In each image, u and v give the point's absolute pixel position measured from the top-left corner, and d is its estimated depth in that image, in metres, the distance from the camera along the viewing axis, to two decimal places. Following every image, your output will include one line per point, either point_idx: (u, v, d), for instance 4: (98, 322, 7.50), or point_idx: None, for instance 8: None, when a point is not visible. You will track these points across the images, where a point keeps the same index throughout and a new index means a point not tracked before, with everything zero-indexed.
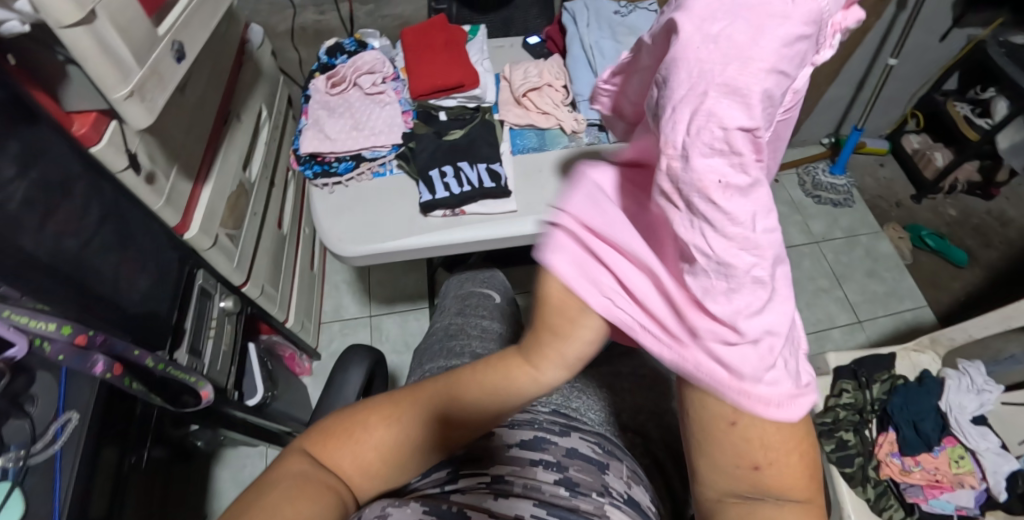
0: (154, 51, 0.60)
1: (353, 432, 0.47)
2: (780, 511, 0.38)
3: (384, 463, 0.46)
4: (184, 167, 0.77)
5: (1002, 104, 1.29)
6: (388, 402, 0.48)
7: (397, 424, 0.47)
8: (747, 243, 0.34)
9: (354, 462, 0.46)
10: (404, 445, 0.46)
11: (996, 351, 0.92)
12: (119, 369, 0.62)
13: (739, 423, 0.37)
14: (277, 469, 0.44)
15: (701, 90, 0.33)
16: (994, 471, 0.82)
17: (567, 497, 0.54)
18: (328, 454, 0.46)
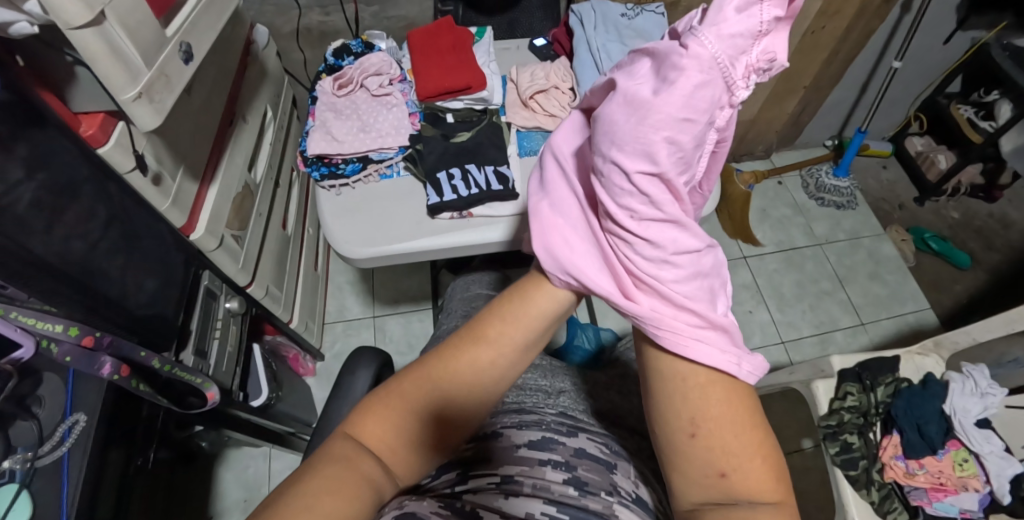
0: (162, 52, 0.60)
1: (376, 412, 0.49)
2: (754, 511, 0.47)
3: (409, 434, 0.49)
4: (190, 169, 0.77)
5: (1006, 106, 1.29)
6: (400, 378, 0.51)
7: (412, 397, 0.50)
8: (669, 261, 0.47)
9: (382, 438, 0.49)
10: (421, 414, 0.50)
11: (999, 355, 0.91)
12: (127, 371, 0.63)
13: (698, 434, 0.47)
14: (315, 458, 0.47)
15: (615, 150, 0.45)
16: (998, 474, 0.82)
17: (576, 498, 0.54)
18: (359, 434, 0.49)
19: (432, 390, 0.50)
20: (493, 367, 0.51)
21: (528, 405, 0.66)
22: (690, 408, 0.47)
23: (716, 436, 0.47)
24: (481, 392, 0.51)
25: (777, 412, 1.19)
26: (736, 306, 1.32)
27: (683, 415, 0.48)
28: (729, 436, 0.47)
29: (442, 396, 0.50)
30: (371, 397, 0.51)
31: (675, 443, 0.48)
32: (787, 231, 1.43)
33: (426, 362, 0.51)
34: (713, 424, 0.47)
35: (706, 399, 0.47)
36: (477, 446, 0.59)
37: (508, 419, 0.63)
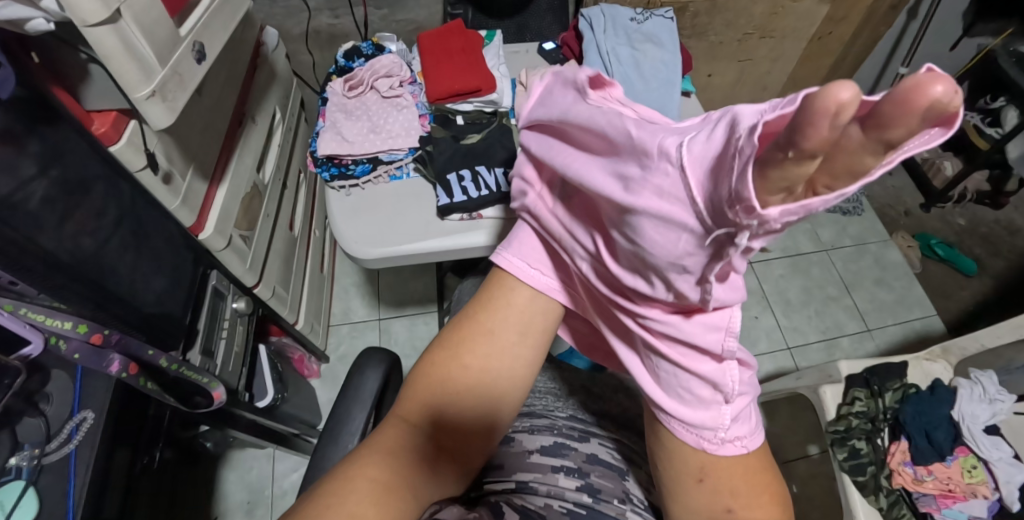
0: (176, 51, 0.60)
1: (416, 393, 0.53)
2: None
3: (449, 417, 0.53)
4: (200, 168, 0.77)
5: (1013, 112, 1.29)
6: (430, 361, 0.55)
7: (444, 377, 0.53)
8: (681, 350, 0.45)
9: (424, 419, 0.52)
10: (452, 394, 0.53)
11: (1006, 361, 0.88)
12: (134, 369, 0.63)
13: (705, 480, 0.48)
14: (364, 453, 0.50)
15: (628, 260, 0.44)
16: (1006, 481, 0.81)
17: (591, 504, 0.54)
18: (406, 417, 0.52)
19: (460, 372, 0.54)
20: (518, 348, 0.56)
21: (538, 409, 0.66)
22: (696, 455, 0.48)
23: (721, 480, 0.48)
24: (503, 383, 0.54)
25: (783, 418, 1.18)
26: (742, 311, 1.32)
27: (686, 466, 0.49)
28: (738, 481, 0.48)
29: (469, 375, 0.53)
30: (406, 385, 0.55)
31: (679, 484, 0.50)
32: (793, 238, 1.43)
33: (450, 345, 0.55)
34: (719, 471, 0.48)
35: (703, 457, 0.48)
36: (491, 453, 0.59)
37: (519, 424, 0.63)
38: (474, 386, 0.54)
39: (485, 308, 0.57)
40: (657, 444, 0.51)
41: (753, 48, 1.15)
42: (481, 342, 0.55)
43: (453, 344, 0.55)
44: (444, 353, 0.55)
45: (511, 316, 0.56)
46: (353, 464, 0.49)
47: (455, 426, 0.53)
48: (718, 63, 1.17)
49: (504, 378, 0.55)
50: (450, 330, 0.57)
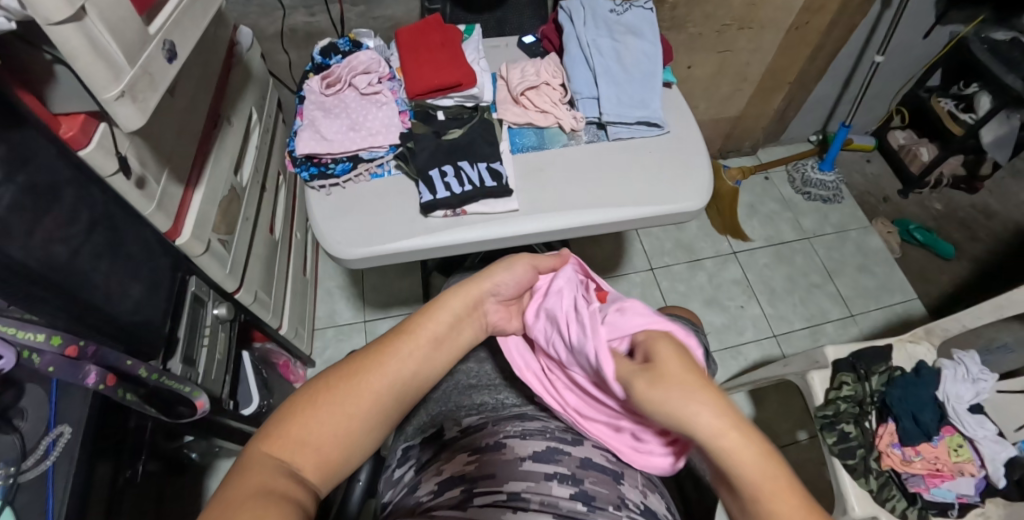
0: (145, 50, 0.58)
1: (297, 417, 0.42)
2: None
3: (344, 455, 0.43)
4: (175, 172, 0.75)
5: (985, 98, 1.34)
6: (335, 376, 0.45)
7: (352, 406, 0.44)
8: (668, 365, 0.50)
9: (325, 456, 0.42)
10: (350, 416, 0.43)
11: (987, 340, 0.95)
12: (112, 380, 0.62)
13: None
14: (248, 477, 0.38)
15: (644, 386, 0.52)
16: (992, 458, 0.84)
17: (587, 515, 0.43)
18: (275, 455, 0.40)
19: (369, 395, 0.44)
20: (428, 355, 0.48)
21: (529, 412, 0.55)
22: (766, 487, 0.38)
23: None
24: (407, 392, 0.47)
25: (773, 406, 1.19)
26: (728, 301, 1.32)
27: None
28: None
29: (377, 397, 0.45)
30: (286, 406, 0.43)
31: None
32: (776, 226, 1.44)
33: (349, 362, 0.46)
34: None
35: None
36: (479, 459, 0.48)
37: (509, 428, 0.52)
38: (376, 415, 0.45)
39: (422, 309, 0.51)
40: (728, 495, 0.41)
41: (732, 38, 1.15)
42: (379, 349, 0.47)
43: (353, 367, 0.45)
44: (332, 372, 0.45)
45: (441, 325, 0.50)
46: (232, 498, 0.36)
47: (349, 465, 0.44)
48: (698, 55, 1.17)
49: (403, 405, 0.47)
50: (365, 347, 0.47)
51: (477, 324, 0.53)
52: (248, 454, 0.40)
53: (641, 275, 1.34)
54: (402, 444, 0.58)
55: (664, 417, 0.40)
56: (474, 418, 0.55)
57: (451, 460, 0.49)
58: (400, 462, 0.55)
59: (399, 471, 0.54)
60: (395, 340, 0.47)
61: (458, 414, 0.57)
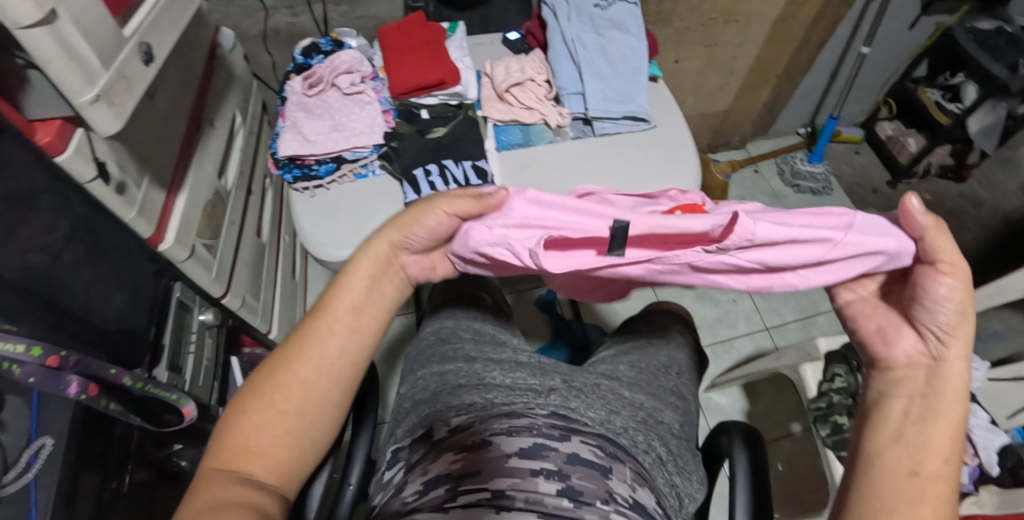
0: (120, 53, 0.57)
1: (236, 427, 0.46)
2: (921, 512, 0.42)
3: (294, 451, 0.47)
4: (156, 177, 0.74)
5: (972, 88, 1.35)
6: (265, 381, 0.48)
7: (290, 403, 0.48)
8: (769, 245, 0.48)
9: (274, 458, 0.46)
10: (286, 410, 0.47)
11: (979, 329, 0.96)
12: (95, 390, 0.60)
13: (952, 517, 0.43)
14: (204, 494, 0.43)
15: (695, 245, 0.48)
16: (985, 446, 0.84)
17: (573, 512, 0.42)
18: (225, 467, 0.45)
19: (299, 387, 0.48)
20: (347, 332, 0.51)
21: (518, 408, 0.54)
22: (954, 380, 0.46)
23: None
24: (339, 374, 0.50)
25: (767, 399, 1.19)
26: (720, 296, 1.32)
27: (925, 497, 0.42)
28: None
29: (308, 390, 0.49)
30: (227, 421, 0.47)
31: (892, 495, 0.43)
32: None
33: (272, 362, 0.50)
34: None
35: (940, 493, 0.43)
36: (465, 458, 0.47)
37: (496, 425, 0.50)
38: (315, 404, 0.49)
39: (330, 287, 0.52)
40: (883, 440, 0.46)
41: (718, 33, 1.15)
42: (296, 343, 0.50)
43: (276, 366, 0.49)
44: (257, 380, 0.49)
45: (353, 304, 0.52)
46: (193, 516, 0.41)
47: (308, 454, 0.49)
48: (685, 49, 1.17)
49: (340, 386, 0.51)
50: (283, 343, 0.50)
51: (395, 281, 0.55)
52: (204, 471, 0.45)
53: None
54: (393, 445, 0.57)
55: (955, 316, 0.45)
56: (462, 417, 0.53)
57: (438, 459, 0.48)
58: (390, 464, 0.54)
59: (389, 473, 0.53)
60: (308, 330, 0.50)
61: (446, 413, 0.55)
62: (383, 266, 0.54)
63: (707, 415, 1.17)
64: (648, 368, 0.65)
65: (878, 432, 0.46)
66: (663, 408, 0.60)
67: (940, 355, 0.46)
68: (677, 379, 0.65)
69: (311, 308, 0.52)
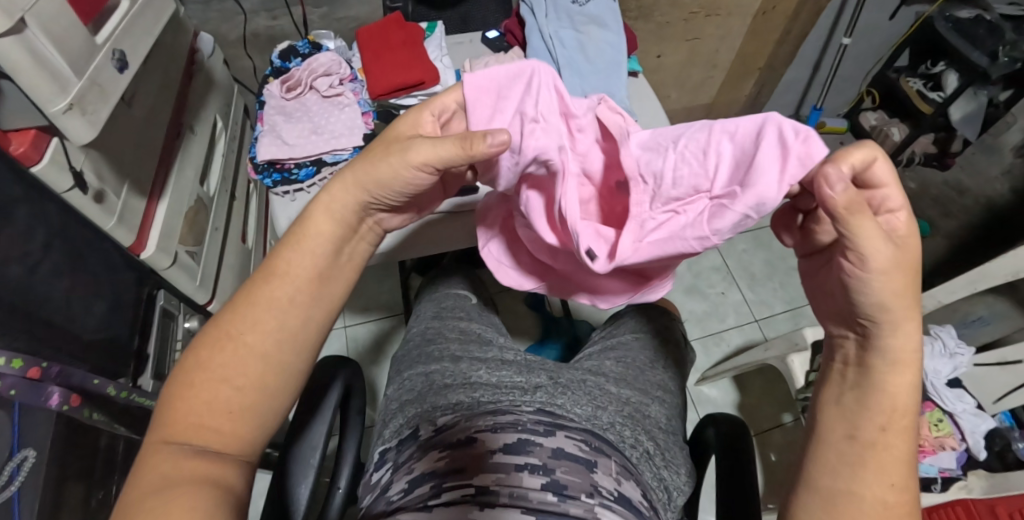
0: (93, 61, 0.57)
1: (182, 398, 0.41)
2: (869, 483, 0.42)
3: (251, 425, 0.43)
4: (136, 184, 0.73)
5: (953, 76, 1.34)
6: (211, 344, 0.43)
7: (241, 370, 0.43)
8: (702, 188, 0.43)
9: (228, 432, 0.42)
10: (237, 378, 0.42)
11: (964, 314, 0.98)
12: (77, 400, 0.59)
13: (897, 484, 0.42)
14: (148, 471, 0.39)
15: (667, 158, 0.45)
16: (972, 431, 0.85)
17: (557, 505, 0.42)
18: (170, 439, 0.40)
19: (250, 353, 0.43)
20: (301, 293, 0.46)
21: (505, 406, 0.54)
22: (901, 346, 0.43)
23: (881, 513, 0.41)
24: (295, 337, 0.45)
25: (758, 391, 1.19)
26: (708, 289, 1.32)
27: (865, 462, 0.42)
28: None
29: (266, 358, 0.43)
30: (170, 389, 0.42)
31: (835, 460, 0.43)
32: None
33: (217, 325, 0.44)
34: (890, 511, 0.41)
35: (886, 459, 0.42)
36: (449, 456, 0.47)
37: (481, 422, 0.50)
38: (273, 373, 0.44)
39: (286, 243, 0.47)
40: (828, 405, 0.45)
41: (699, 27, 1.15)
42: (244, 304, 0.44)
43: (221, 329, 0.44)
44: (200, 343, 0.43)
45: (317, 263, 0.47)
46: (137, 500, 0.37)
47: (266, 426, 0.44)
48: (666, 44, 1.17)
49: (301, 350, 0.46)
50: (234, 306, 0.45)
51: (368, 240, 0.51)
52: (147, 447, 0.40)
53: None
54: (380, 447, 0.56)
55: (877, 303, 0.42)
56: (448, 416, 0.53)
57: (423, 457, 0.48)
58: (377, 465, 0.54)
59: (377, 475, 0.53)
60: (256, 288, 0.45)
61: (432, 413, 0.54)
62: (356, 219, 0.49)
63: (699, 408, 1.17)
64: (634, 363, 0.65)
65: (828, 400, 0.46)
66: (650, 402, 0.60)
67: (870, 334, 0.44)
68: (664, 374, 0.65)
69: (266, 267, 0.46)
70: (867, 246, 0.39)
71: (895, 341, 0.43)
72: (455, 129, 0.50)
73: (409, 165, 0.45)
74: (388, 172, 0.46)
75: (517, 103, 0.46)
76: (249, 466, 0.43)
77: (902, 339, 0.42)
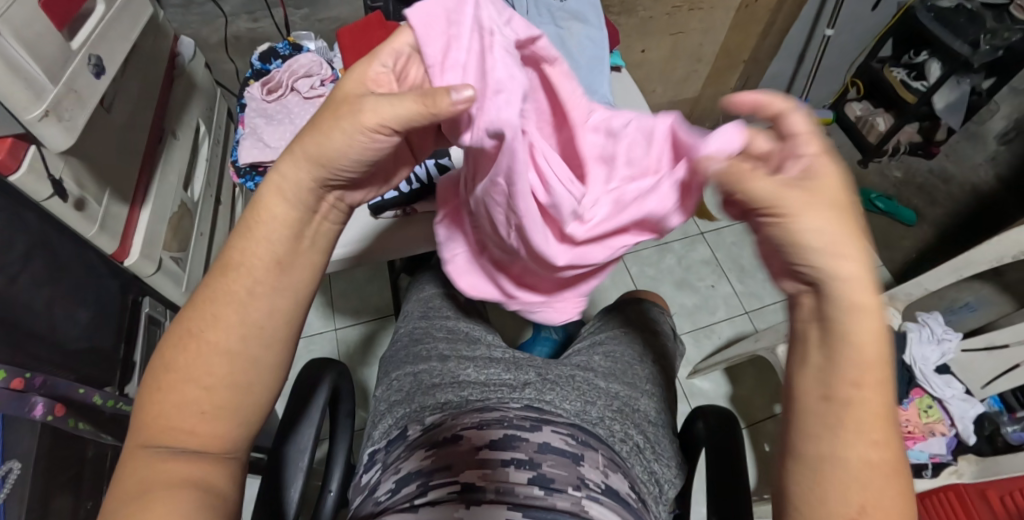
0: (69, 67, 0.56)
1: (154, 401, 0.40)
2: (848, 444, 0.36)
3: (231, 424, 0.41)
4: (117, 191, 0.72)
5: (936, 65, 1.36)
6: (175, 345, 0.40)
7: (209, 371, 0.40)
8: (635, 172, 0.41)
9: (205, 434, 0.40)
10: (206, 378, 0.39)
11: (951, 301, 0.98)
12: (62, 410, 0.58)
13: (880, 441, 0.36)
14: (128, 476, 0.38)
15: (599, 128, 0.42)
16: (961, 416, 0.86)
17: (543, 500, 0.42)
18: (145, 442, 0.39)
19: (216, 351, 0.40)
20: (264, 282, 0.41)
21: (491, 403, 0.53)
22: (854, 290, 0.33)
23: (863, 473, 0.36)
24: (264, 329, 0.41)
25: (749, 381, 1.20)
26: (698, 282, 1.33)
27: (843, 421, 0.36)
28: (890, 497, 0.36)
29: (233, 357, 0.40)
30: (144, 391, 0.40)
31: (811, 425, 0.37)
32: None
33: (180, 322, 0.41)
34: (874, 470, 0.36)
35: (863, 415, 0.35)
36: (436, 454, 0.47)
37: (467, 419, 0.50)
38: (244, 372, 0.40)
39: (239, 232, 0.41)
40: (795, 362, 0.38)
41: (683, 21, 1.15)
42: (203, 299, 0.40)
43: (183, 327, 0.40)
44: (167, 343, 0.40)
45: (274, 249, 0.41)
46: (121, 507, 0.36)
47: (246, 426, 0.42)
48: (650, 38, 1.18)
49: (273, 343, 0.42)
50: (194, 302, 0.41)
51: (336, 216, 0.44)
52: (130, 450, 0.39)
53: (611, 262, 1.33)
54: (368, 448, 0.56)
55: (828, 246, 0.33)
56: (435, 415, 0.53)
57: (410, 456, 0.48)
58: (366, 467, 0.53)
59: (366, 476, 0.53)
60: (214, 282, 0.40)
61: (420, 413, 0.54)
62: (315, 199, 0.41)
63: (691, 400, 1.18)
64: (622, 358, 0.65)
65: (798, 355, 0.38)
66: (639, 396, 0.60)
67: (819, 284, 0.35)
68: (652, 368, 0.65)
69: (220, 257, 0.41)
70: (782, 194, 0.33)
71: (852, 291, 0.34)
72: (412, 76, 0.40)
73: (360, 130, 0.37)
74: (341, 140, 0.37)
75: (472, 13, 0.38)
76: (237, 464, 0.42)
77: (860, 263, 0.33)
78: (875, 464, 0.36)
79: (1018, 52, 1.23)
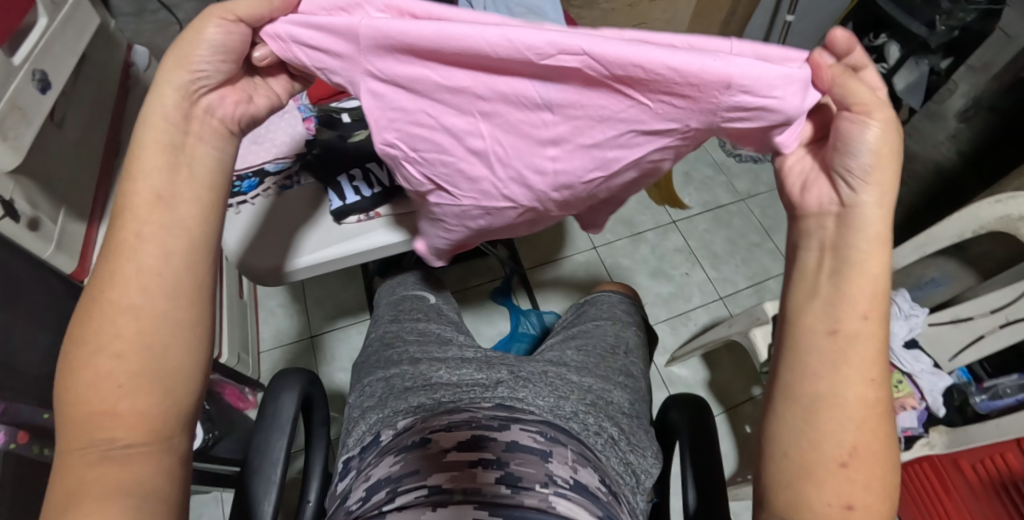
0: (11, 83, 0.54)
1: (81, 392, 0.38)
2: (858, 385, 0.42)
3: (160, 400, 0.39)
4: (73, 209, 0.71)
5: (893, 47, 1.40)
6: (87, 319, 0.40)
7: (126, 341, 0.39)
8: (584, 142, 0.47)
9: (134, 413, 0.38)
10: (118, 350, 0.39)
11: (918, 277, 1.02)
12: (24, 437, 0.57)
13: (876, 380, 0.42)
14: (67, 478, 0.37)
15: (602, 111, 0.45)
16: (931, 389, 0.88)
17: (511, 498, 0.42)
18: (79, 445, 0.38)
19: (125, 319, 0.39)
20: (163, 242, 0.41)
21: (462, 404, 0.53)
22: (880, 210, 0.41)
23: (861, 410, 0.41)
24: (168, 285, 0.41)
25: (725, 366, 1.21)
26: (673, 270, 1.34)
27: (846, 359, 0.42)
28: (882, 434, 0.42)
29: (140, 313, 0.40)
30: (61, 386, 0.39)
31: (817, 361, 0.43)
32: (712, 191, 1.46)
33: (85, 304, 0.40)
34: (869, 408, 0.42)
35: (862, 354, 0.42)
36: (405, 459, 0.46)
37: (436, 421, 0.50)
38: (157, 334, 0.40)
39: (125, 179, 0.42)
40: (803, 301, 0.44)
41: (644, 12, 1.16)
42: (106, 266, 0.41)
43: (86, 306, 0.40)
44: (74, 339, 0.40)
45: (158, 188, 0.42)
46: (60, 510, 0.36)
47: (180, 398, 0.41)
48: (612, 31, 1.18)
49: (185, 303, 0.41)
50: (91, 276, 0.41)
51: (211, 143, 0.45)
52: (60, 456, 0.38)
53: (585, 255, 1.34)
54: (343, 456, 0.55)
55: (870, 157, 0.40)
56: (406, 419, 0.53)
57: (380, 462, 0.48)
58: (341, 475, 0.53)
59: (341, 485, 0.52)
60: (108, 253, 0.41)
61: (392, 417, 0.54)
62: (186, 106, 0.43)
63: (670, 387, 1.19)
64: (594, 351, 0.65)
65: (800, 288, 0.45)
66: (612, 388, 0.60)
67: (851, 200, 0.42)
68: (625, 360, 0.66)
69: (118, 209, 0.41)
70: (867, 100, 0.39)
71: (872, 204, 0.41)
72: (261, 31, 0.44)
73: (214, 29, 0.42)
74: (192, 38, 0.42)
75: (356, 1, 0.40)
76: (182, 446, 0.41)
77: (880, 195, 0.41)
78: (875, 407, 0.42)
79: (973, 31, 1.26)
